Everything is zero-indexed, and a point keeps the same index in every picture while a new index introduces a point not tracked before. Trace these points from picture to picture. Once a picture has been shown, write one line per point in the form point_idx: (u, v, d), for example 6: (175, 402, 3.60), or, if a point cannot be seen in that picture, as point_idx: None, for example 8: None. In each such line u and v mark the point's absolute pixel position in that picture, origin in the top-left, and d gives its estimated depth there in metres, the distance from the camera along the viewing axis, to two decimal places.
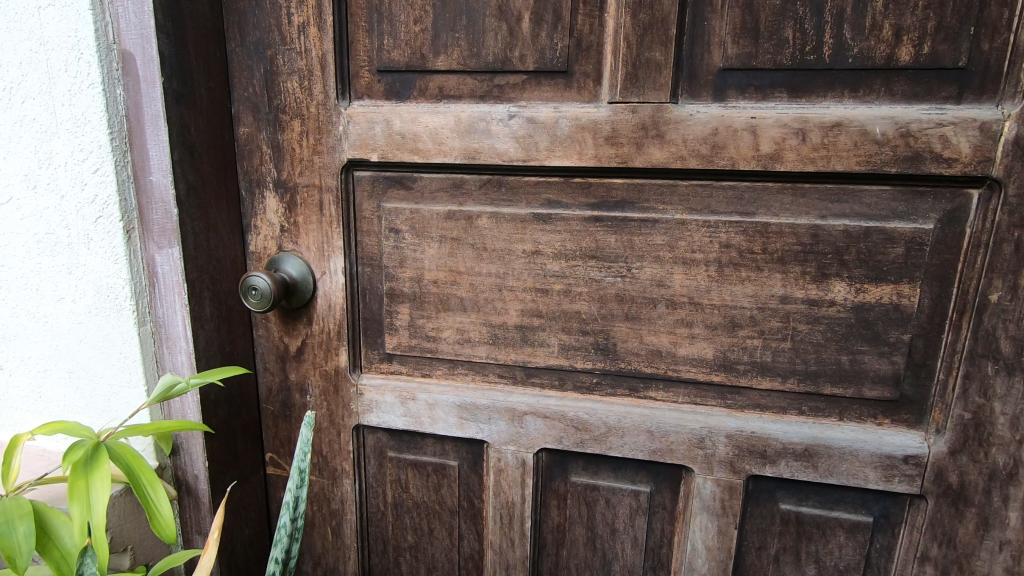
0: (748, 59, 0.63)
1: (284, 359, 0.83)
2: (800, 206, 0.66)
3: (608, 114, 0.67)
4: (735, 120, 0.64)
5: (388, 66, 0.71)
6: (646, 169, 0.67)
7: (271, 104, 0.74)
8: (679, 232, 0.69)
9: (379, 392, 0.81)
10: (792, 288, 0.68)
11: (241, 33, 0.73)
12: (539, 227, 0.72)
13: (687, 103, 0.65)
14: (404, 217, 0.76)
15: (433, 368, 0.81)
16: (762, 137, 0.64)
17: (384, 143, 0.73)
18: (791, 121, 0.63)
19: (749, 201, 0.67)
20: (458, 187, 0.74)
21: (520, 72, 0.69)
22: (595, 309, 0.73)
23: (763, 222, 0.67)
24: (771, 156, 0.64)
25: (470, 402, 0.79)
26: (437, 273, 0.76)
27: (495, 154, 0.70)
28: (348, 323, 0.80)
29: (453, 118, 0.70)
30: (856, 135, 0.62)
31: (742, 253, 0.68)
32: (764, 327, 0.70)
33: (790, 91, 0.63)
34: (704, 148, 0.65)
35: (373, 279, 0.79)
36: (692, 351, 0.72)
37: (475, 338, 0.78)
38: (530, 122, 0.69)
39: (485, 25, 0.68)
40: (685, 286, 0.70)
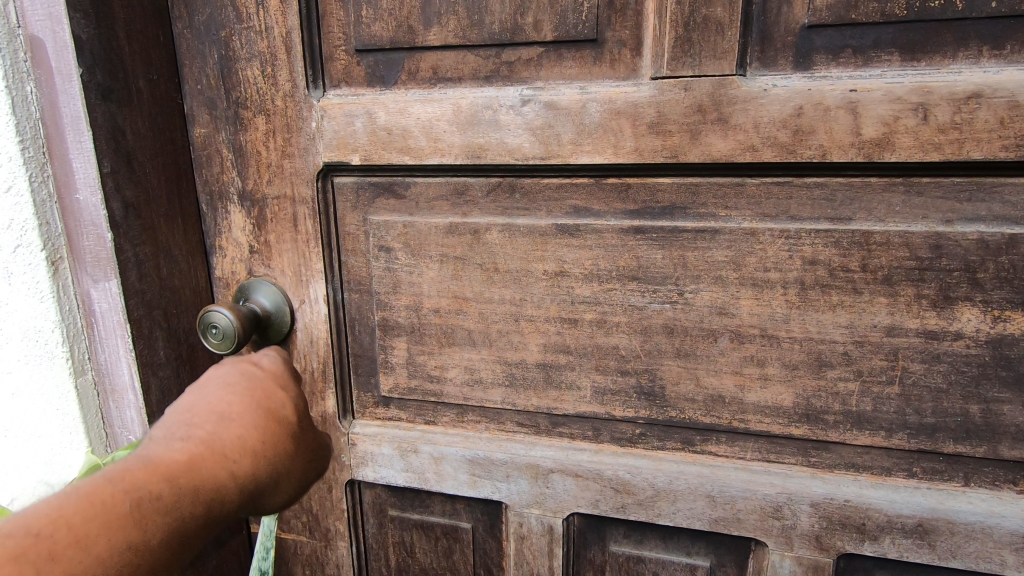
0: (845, 10, 0.46)
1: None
2: (914, 208, 0.49)
3: (652, 93, 0.50)
4: (827, 95, 0.47)
5: (369, 44, 0.57)
6: (702, 165, 0.51)
7: (228, 98, 0.60)
8: (748, 245, 0.53)
9: (374, 443, 0.67)
10: (903, 316, 0.51)
11: (188, 11, 0.59)
12: (564, 242, 0.57)
13: (758, 75, 0.49)
14: (396, 232, 0.61)
15: (438, 415, 0.66)
16: (865, 117, 0.47)
17: (367, 142, 0.58)
18: (906, 94, 0.46)
19: (844, 203, 0.50)
20: (461, 194, 0.59)
21: (535, 44, 0.53)
22: (638, 344, 0.58)
23: (862, 231, 0.50)
24: (878, 142, 0.47)
25: (484, 455, 0.64)
26: (440, 300, 0.62)
27: (505, 151, 0.55)
28: (334, 361, 0.66)
29: (451, 106, 0.55)
30: (1002, 109, 0.44)
31: (833, 271, 0.52)
32: (862, 367, 0.53)
33: (904, 53, 0.46)
34: (783, 134, 0.48)
35: (362, 308, 0.65)
36: (766, 397, 0.56)
37: (488, 379, 0.63)
38: (548, 108, 0.53)
39: None
40: (756, 315, 0.54)
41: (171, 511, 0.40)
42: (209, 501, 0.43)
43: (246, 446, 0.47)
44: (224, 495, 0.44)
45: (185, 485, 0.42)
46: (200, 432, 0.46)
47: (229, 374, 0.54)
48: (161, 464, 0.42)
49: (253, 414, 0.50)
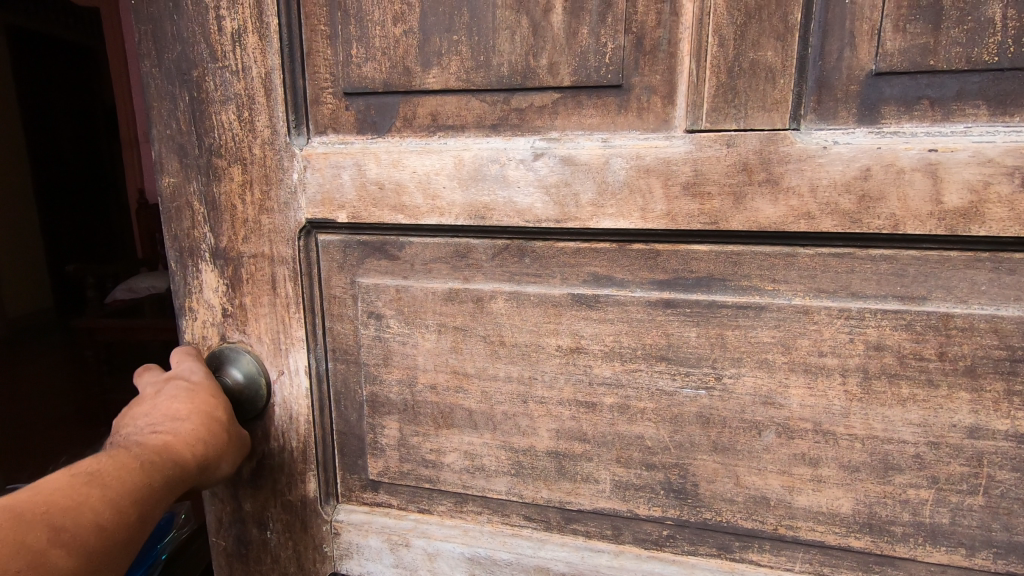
0: (921, 55, 0.39)
1: (235, 486, 0.61)
2: (1005, 289, 0.41)
3: (687, 149, 0.43)
4: (901, 155, 0.39)
5: (360, 87, 0.50)
6: (746, 233, 0.43)
7: (200, 144, 0.53)
8: (799, 326, 0.45)
9: (360, 533, 0.59)
10: (989, 415, 0.43)
11: (156, 47, 0.52)
12: (581, 314, 0.49)
13: (815, 129, 0.41)
14: (388, 297, 0.53)
15: (434, 504, 0.58)
16: (947, 182, 0.39)
17: (356, 197, 0.50)
18: (999, 156, 0.38)
19: (917, 280, 0.42)
20: (462, 257, 0.51)
21: (550, 89, 0.46)
22: (667, 434, 0.50)
23: (940, 313, 0.42)
24: (963, 212, 0.39)
25: (486, 554, 0.56)
26: (438, 376, 0.54)
27: (514, 212, 0.47)
28: (317, 439, 0.58)
29: (452, 159, 0.48)
30: None
31: (903, 359, 0.43)
32: (937, 473, 0.44)
33: (994, 106, 0.39)
34: (846, 200, 0.41)
35: (349, 380, 0.57)
36: (819, 502, 0.47)
37: (491, 466, 0.55)
38: (565, 163, 0.45)
39: (496, 20, 0.45)
40: (808, 406, 0.46)
41: (75, 533, 0.39)
42: (143, 491, 0.44)
43: (113, 507, 0.41)
44: (87, 541, 0.39)
45: (99, 489, 0.41)
46: (176, 423, 0.48)
47: (200, 382, 0.53)
48: (135, 458, 0.44)
49: (211, 415, 0.50)
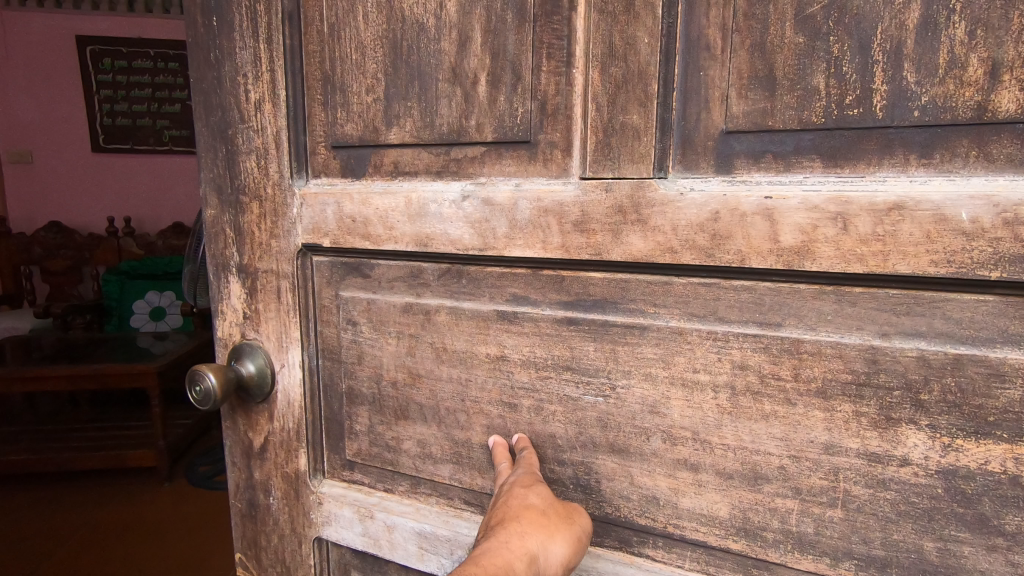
0: (761, 117, 0.46)
1: (248, 457, 0.76)
2: (848, 318, 0.46)
3: (576, 194, 0.52)
4: (743, 202, 0.46)
5: (342, 142, 0.64)
6: (626, 263, 0.52)
7: (231, 184, 0.69)
8: (676, 344, 0.52)
9: (337, 504, 0.71)
10: (842, 433, 0.47)
11: (205, 113, 0.69)
12: (504, 328, 0.59)
13: (679, 178, 0.49)
14: (361, 308, 0.66)
15: (394, 485, 0.69)
16: (782, 224, 0.45)
17: (336, 228, 0.64)
18: (824, 203, 0.44)
19: (773, 308, 0.48)
20: (415, 277, 0.63)
21: (478, 143, 0.57)
22: (574, 434, 0.57)
23: (792, 338, 0.48)
24: (797, 250, 0.45)
25: (431, 530, 0.66)
26: (396, 374, 0.65)
27: (448, 242, 0.59)
28: (307, 422, 0.71)
29: (404, 199, 0.60)
30: (927, 223, 0.41)
31: (763, 378, 0.49)
32: (801, 484, 0.49)
33: (827, 159, 0.45)
34: (701, 238, 0.48)
35: (331, 375, 0.70)
36: (701, 505, 0.53)
37: (437, 454, 0.65)
38: (485, 204, 0.56)
39: (438, 90, 0.58)
40: (687, 417, 0.52)
41: None
42: None
43: None
44: None
45: None
46: None
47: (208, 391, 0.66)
48: None
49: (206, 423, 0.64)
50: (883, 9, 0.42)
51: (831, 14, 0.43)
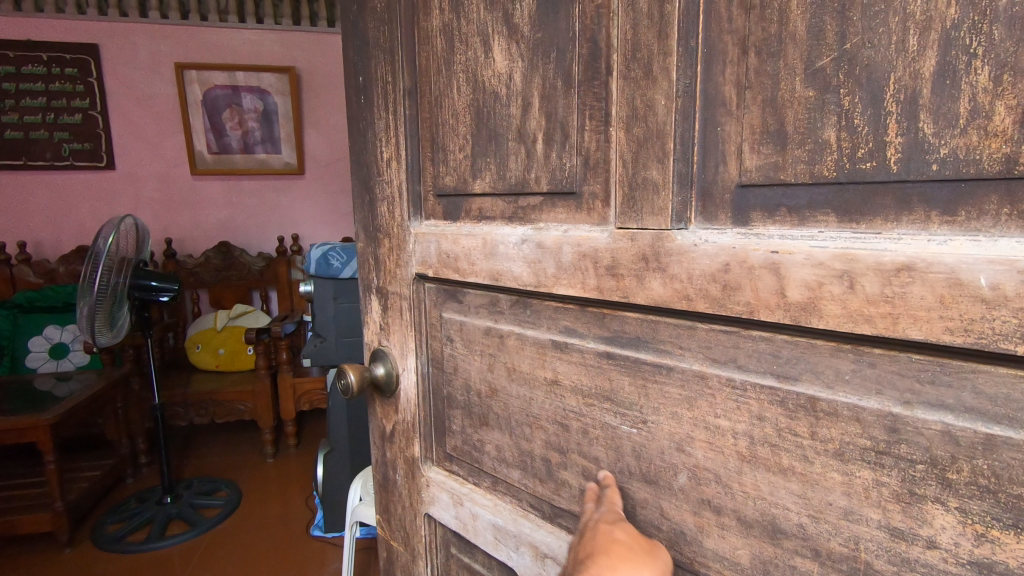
0: (774, 171, 0.46)
1: (382, 439, 0.95)
2: (867, 381, 0.43)
3: (608, 241, 0.57)
4: (751, 254, 0.47)
5: (444, 191, 0.77)
6: (651, 307, 0.55)
7: (372, 224, 0.88)
8: (698, 388, 0.53)
9: (439, 488, 0.86)
10: (861, 501, 0.45)
11: (358, 169, 0.89)
12: (557, 355, 0.66)
13: (699, 230, 0.51)
14: (457, 329, 0.79)
15: (479, 481, 0.80)
16: (788, 280, 0.45)
17: (437, 262, 0.78)
18: (829, 260, 0.43)
19: (789, 362, 0.47)
20: (493, 305, 0.73)
21: (537, 194, 0.65)
22: (613, 459, 0.62)
23: (808, 395, 0.46)
24: (803, 306, 0.44)
25: (503, 524, 0.76)
26: (479, 387, 0.77)
27: (513, 278, 0.68)
28: (421, 417, 0.87)
29: (482, 240, 0.71)
30: (941, 286, 0.38)
31: (780, 431, 0.48)
32: (819, 546, 0.47)
33: (840, 213, 0.43)
34: (713, 288, 0.49)
35: (436, 382, 0.84)
36: (723, 548, 0.54)
37: (509, 459, 0.75)
38: (540, 247, 0.64)
39: (508, 149, 0.67)
40: (710, 459, 0.54)
41: None
42: None
43: None
44: None
45: None
46: None
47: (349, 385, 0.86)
48: None
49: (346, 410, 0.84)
50: (896, 57, 0.39)
51: (841, 65, 0.42)
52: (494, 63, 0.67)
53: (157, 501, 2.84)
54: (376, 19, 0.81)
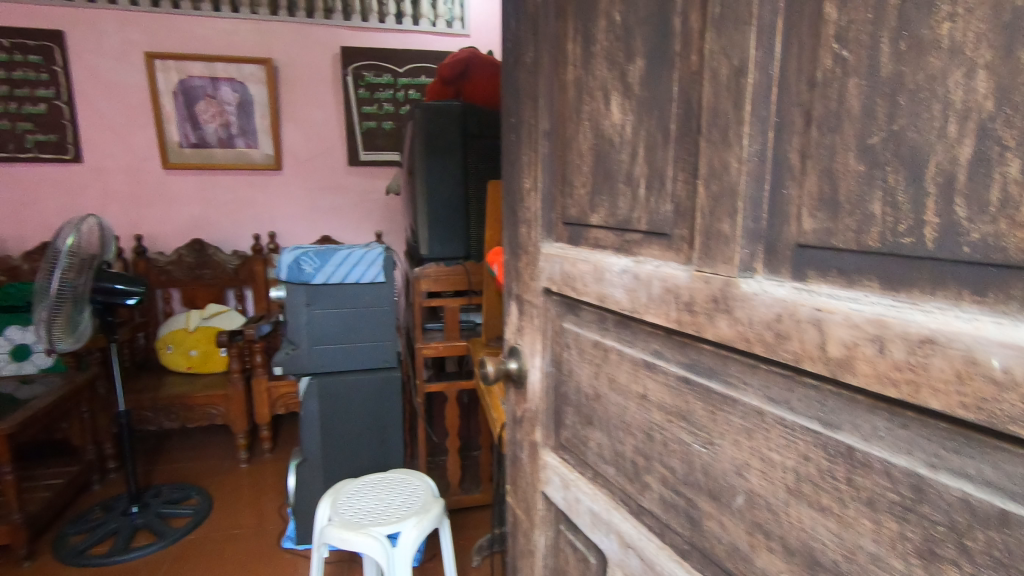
0: (827, 234, 0.51)
1: (514, 422, 1.13)
2: (899, 441, 0.45)
3: (687, 280, 0.64)
4: (800, 309, 0.51)
5: (569, 219, 0.89)
6: (720, 344, 0.61)
7: (512, 244, 1.06)
8: (757, 422, 0.58)
9: (552, 472, 0.99)
10: (889, 551, 0.47)
11: (507, 196, 1.06)
12: (647, 373, 0.74)
13: (763, 279, 0.56)
14: (573, 339, 0.91)
15: (584, 471, 0.91)
16: (829, 337, 0.48)
17: (560, 280, 0.90)
18: (864, 322, 0.46)
19: (834, 411, 0.50)
20: (602, 322, 0.83)
21: (639, 230, 0.74)
22: (685, 475, 0.69)
23: (847, 443, 0.49)
24: (840, 363, 0.48)
25: (599, 511, 0.86)
26: (587, 389, 0.88)
27: (614, 303, 0.77)
28: (543, 409, 1.02)
29: (593, 265, 0.81)
30: (957, 362, 0.40)
31: (821, 473, 0.52)
32: None
33: (884, 281, 0.46)
34: (769, 334, 0.54)
35: (557, 380, 0.97)
36: (771, 568, 0.59)
37: (603, 457, 0.86)
38: (636, 278, 0.72)
39: (618, 189, 0.77)
40: (764, 488, 0.58)
41: None
42: None
43: None
44: None
45: None
46: None
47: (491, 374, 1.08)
48: None
49: None
50: (936, 143, 0.42)
51: (889, 145, 0.45)
52: (613, 114, 0.77)
53: (124, 514, 3.01)
54: (525, 68, 0.97)
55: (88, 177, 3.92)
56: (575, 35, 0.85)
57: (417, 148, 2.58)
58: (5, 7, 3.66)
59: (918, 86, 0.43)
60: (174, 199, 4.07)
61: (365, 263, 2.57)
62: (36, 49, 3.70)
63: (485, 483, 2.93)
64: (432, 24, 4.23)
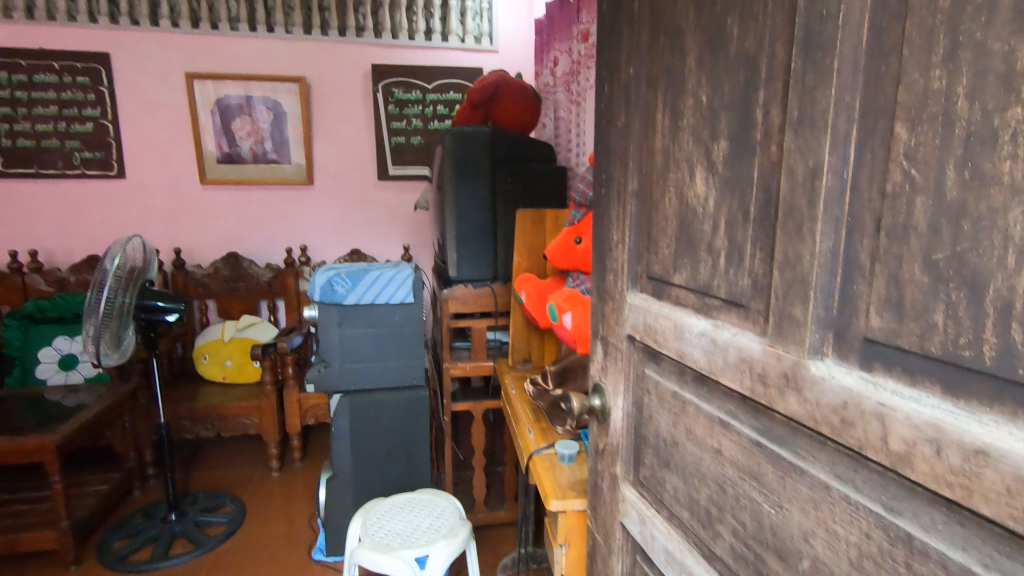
0: (893, 333, 0.57)
1: (598, 453, 1.29)
2: (956, 536, 0.51)
3: (761, 354, 0.73)
4: (866, 400, 0.58)
5: (655, 276, 1.04)
6: (791, 417, 0.69)
7: (603, 296, 1.24)
8: (823, 494, 0.65)
9: (631, 505, 1.13)
10: None
11: (601, 253, 1.24)
12: (723, 431, 0.83)
13: (832, 364, 0.63)
14: (653, 385, 1.05)
15: (659, 510, 1.03)
16: (891, 431, 0.55)
17: (644, 330, 1.05)
18: (924, 425, 0.52)
19: (896, 497, 0.56)
20: (681, 374, 0.96)
21: (718, 298, 0.85)
22: (756, 528, 0.77)
23: (907, 529, 0.55)
24: (901, 456, 0.54)
25: (673, 549, 0.97)
26: (666, 435, 1.00)
27: (694, 362, 0.89)
28: (626, 446, 1.15)
29: (675, 322, 0.94)
30: (1008, 477, 0.46)
31: (882, 552, 0.58)
32: None
33: (945, 387, 0.52)
34: (835, 419, 0.62)
35: (637, 421, 1.12)
36: None
37: (680, 500, 0.97)
38: (714, 343, 0.83)
39: (700, 258, 0.89)
40: (827, 555, 0.65)
41: None
42: None
43: None
44: None
45: None
46: None
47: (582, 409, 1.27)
48: None
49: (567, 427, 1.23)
50: (997, 269, 0.49)
51: (952, 263, 0.52)
52: (698, 186, 0.90)
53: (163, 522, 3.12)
54: (620, 134, 1.13)
55: (130, 194, 4.07)
56: (665, 108, 0.99)
57: (446, 175, 2.66)
58: (58, 32, 3.82)
59: (981, 215, 0.50)
60: (209, 215, 4.20)
61: (397, 283, 2.63)
62: (84, 70, 3.86)
63: (512, 501, 2.96)
64: (460, 40, 4.27)
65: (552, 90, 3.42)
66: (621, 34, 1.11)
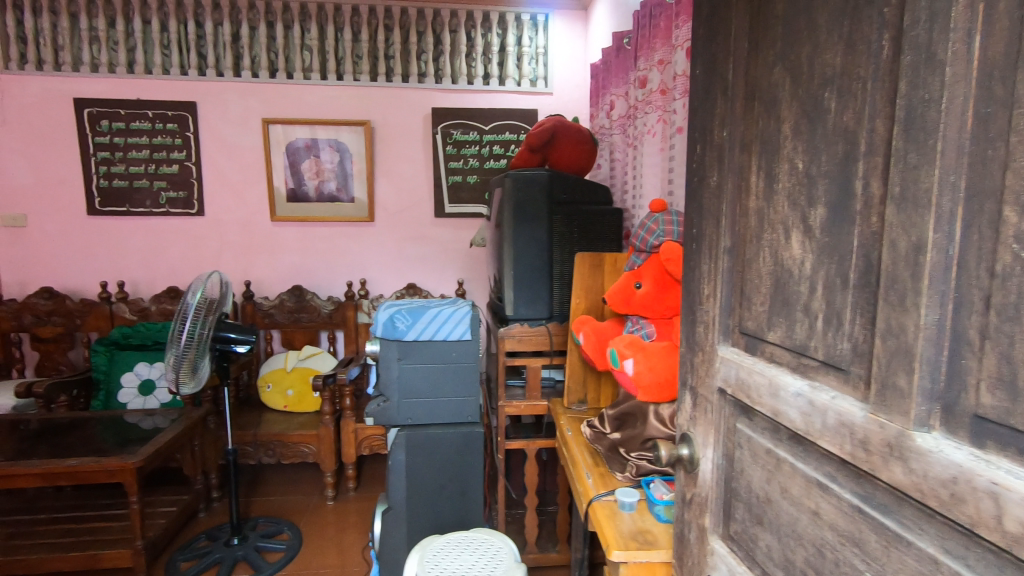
0: (1005, 413, 0.60)
1: (684, 503, 1.30)
2: None
3: (863, 421, 0.75)
4: (978, 479, 0.59)
5: (747, 331, 1.08)
6: (895, 487, 0.70)
7: (690, 347, 1.28)
8: (933, 568, 0.67)
9: (719, 560, 1.14)
10: None
11: (689, 305, 1.29)
12: (821, 493, 0.85)
13: (940, 438, 0.65)
14: (744, 439, 1.07)
15: (752, 567, 1.05)
16: (1007, 512, 0.57)
17: (734, 384, 1.09)
18: None
19: None
20: (776, 431, 0.98)
21: (817, 359, 0.88)
22: None
23: None
24: (1018, 538, 0.56)
25: None
26: (759, 492, 1.02)
27: (790, 422, 0.91)
28: (714, 498, 1.18)
29: (769, 380, 0.97)
30: None
31: None
32: None
33: None
34: (944, 492, 0.63)
35: (727, 474, 1.14)
36: None
37: (774, 559, 0.98)
38: (811, 403, 0.86)
39: (797, 318, 0.93)
40: None
41: None
42: None
43: None
44: None
45: None
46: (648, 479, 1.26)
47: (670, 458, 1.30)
48: None
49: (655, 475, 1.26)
50: None
51: None
52: (793, 249, 0.94)
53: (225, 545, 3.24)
54: (710, 192, 1.18)
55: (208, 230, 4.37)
56: (759, 171, 1.03)
57: (506, 218, 2.73)
58: (153, 83, 4.19)
59: None
60: (280, 249, 4.46)
61: (455, 320, 2.70)
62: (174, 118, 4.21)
63: (563, 543, 2.93)
64: (518, 84, 4.44)
65: (609, 132, 3.50)
66: (712, 98, 1.17)
